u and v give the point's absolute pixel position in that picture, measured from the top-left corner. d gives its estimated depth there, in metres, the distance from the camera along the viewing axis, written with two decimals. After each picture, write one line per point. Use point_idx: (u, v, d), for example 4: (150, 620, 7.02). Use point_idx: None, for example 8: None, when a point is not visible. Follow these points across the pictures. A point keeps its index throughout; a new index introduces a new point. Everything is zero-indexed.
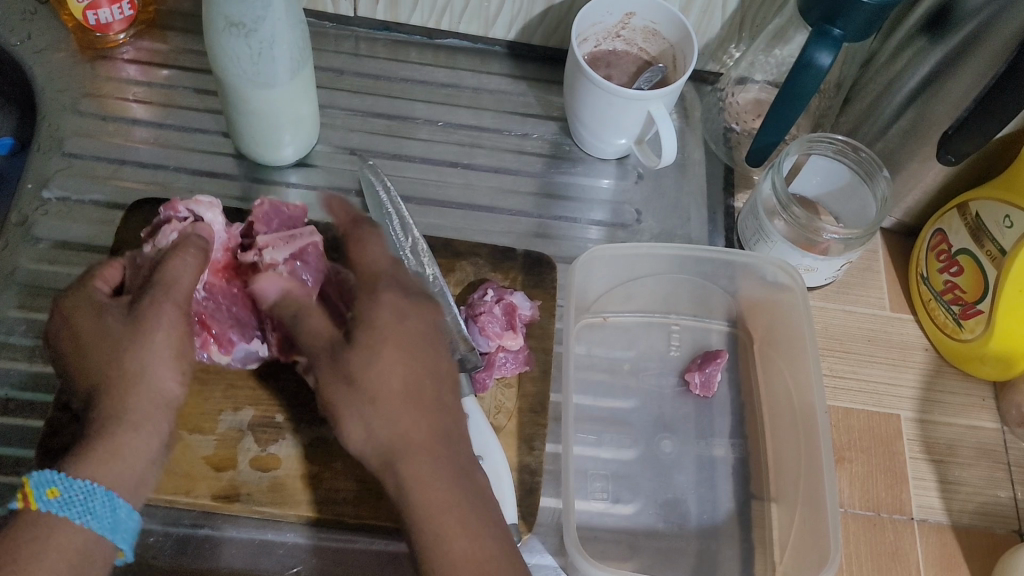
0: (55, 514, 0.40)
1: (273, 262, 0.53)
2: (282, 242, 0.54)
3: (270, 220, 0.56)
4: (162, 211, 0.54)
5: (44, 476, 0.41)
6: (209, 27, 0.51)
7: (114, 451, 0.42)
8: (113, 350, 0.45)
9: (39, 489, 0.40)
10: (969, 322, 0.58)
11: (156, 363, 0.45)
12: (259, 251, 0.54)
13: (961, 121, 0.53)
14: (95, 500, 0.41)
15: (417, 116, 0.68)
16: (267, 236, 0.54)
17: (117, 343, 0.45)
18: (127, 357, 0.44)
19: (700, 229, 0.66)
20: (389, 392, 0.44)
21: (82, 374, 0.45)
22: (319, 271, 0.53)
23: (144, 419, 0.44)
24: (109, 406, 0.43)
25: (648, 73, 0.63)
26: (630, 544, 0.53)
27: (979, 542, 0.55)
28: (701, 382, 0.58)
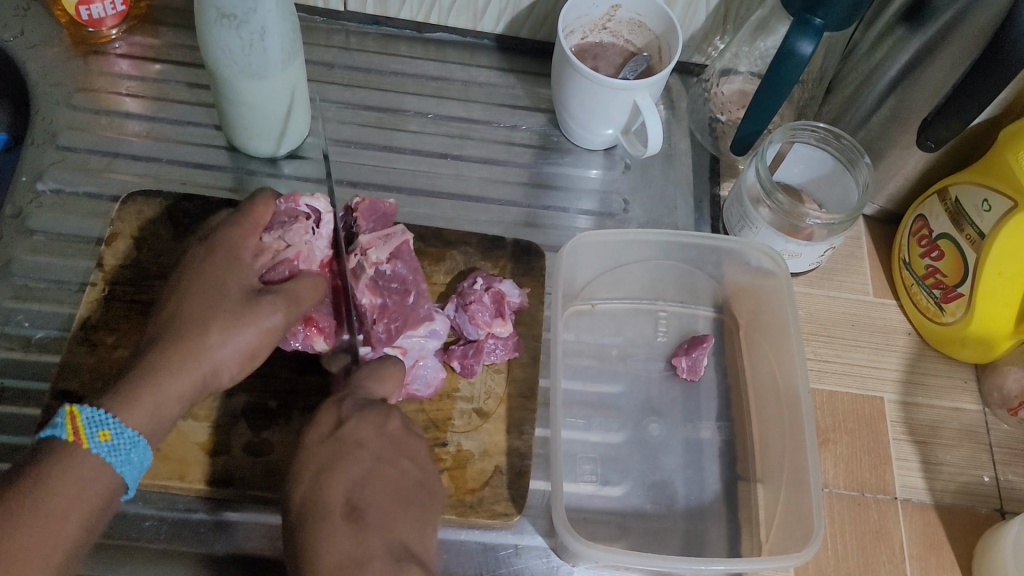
0: (100, 457, 0.42)
1: (376, 263, 0.56)
2: (382, 242, 0.56)
3: (364, 217, 0.57)
4: (282, 202, 0.55)
5: (96, 417, 0.42)
6: (201, 19, 0.52)
7: (157, 404, 0.44)
8: (207, 314, 0.47)
9: (90, 428, 0.42)
10: (950, 305, 0.59)
11: (230, 353, 0.47)
12: (362, 249, 0.56)
13: (939, 108, 0.54)
14: (136, 452, 0.43)
15: (407, 109, 0.69)
16: (366, 235, 0.56)
17: (213, 309, 0.47)
18: (212, 329, 0.46)
19: (686, 218, 0.67)
20: (352, 509, 0.41)
21: (171, 314, 0.48)
22: (414, 270, 0.57)
23: (185, 393, 0.45)
24: (170, 362, 0.45)
25: (632, 64, 0.63)
26: (620, 525, 0.54)
27: (961, 520, 0.56)
28: (688, 367, 0.59)
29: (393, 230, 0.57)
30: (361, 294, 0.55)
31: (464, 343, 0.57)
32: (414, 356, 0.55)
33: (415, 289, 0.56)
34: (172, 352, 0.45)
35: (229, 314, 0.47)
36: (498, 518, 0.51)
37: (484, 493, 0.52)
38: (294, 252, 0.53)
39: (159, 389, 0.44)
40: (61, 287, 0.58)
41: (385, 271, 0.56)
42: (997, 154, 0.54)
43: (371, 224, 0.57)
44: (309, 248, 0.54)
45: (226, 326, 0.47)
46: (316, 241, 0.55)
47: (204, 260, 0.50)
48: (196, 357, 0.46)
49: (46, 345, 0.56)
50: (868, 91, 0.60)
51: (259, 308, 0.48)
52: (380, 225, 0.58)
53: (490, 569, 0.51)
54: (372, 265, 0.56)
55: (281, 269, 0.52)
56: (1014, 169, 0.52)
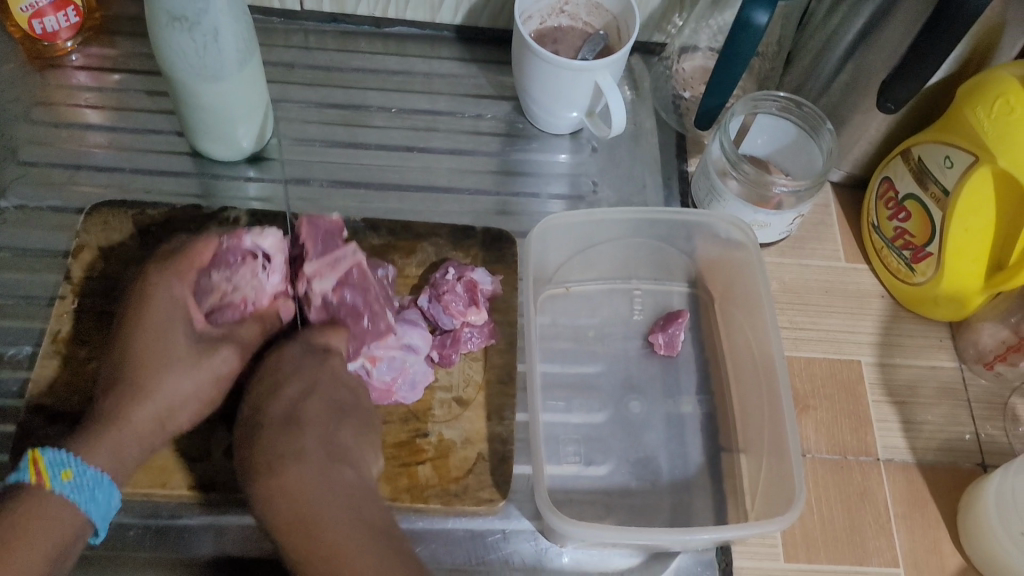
0: (65, 495, 0.45)
1: (322, 292, 0.54)
2: (328, 269, 0.54)
3: (310, 240, 0.54)
4: (226, 241, 0.53)
5: (58, 459, 0.46)
6: (153, 23, 0.52)
7: (118, 447, 0.48)
8: (161, 363, 0.50)
9: (54, 469, 0.45)
10: (921, 265, 0.59)
11: (186, 393, 0.50)
12: (307, 278, 0.54)
13: (896, 69, 0.55)
14: (99, 490, 0.46)
15: (370, 104, 0.69)
16: (312, 262, 0.54)
17: (166, 357, 0.50)
18: (168, 377, 0.49)
19: (657, 196, 0.67)
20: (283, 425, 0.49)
21: (124, 358, 0.50)
22: (366, 292, 0.54)
23: (143, 432, 0.49)
24: (126, 408, 0.49)
25: (591, 44, 0.63)
26: (606, 504, 0.54)
27: (944, 476, 0.56)
28: (666, 343, 0.59)
29: (343, 252, 0.54)
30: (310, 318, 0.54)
31: (439, 333, 0.57)
32: (395, 367, 0.54)
33: (367, 313, 0.54)
34: (132, 399, 0.49)
35: (183, 362, 0.50)
36: (483, 505, 0.51)
37: (468, 481, 0.52)
38: (240, 297, 0.52)
39: (121, 436, 0.48)
40: (29, 303, 0.58)
41: (331, 300, 0.54)
42: (956, 109, 0.54)
43: (319, 248, 0.54)
44: (257, 290, 0.53)
45: (181, 374, 0.50)
46: (267, 278, 0.53)
47: (146, 299, 0.51)
48: (155, 404, 0.49)
49: (18, 362, 0.56)
50: (828, 57, 0.61)
51: (213, 355, 0.51)
52: (330, 246, 0.55)
53: (478, 555, 0.52)
54: (317, 294, 0.53)
55: (229, 314, 0.53)
56: (972, 122, 0.52)
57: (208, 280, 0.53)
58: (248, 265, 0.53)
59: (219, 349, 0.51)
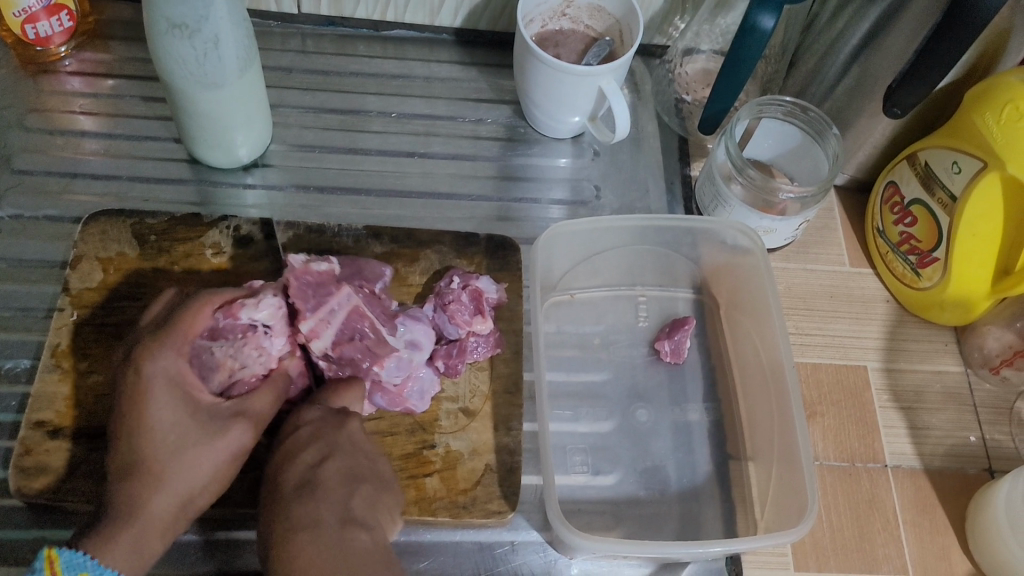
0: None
1: (321, 347, 0.52)
2: (324, 324, 0.52)
3: (299, 296, 0.52)
4: (221, 315, 0.50)
5: (74, 560, 0.41)
6: (151, 31, 0.51)
7: (133, 544, 0.43)
8: (171, 447, 0.45)
9: (67, 570, 0.41)
10: (927, 270, 0.59)
11: (200, 476, 0.45)
12: (303, 338, 0.51)
13: (903, 74, 0.54)
14: None
15: (370, 109, 0.68)
16: (308, 320, 0.51)
17: (174, 443, 0.45)
18: (180, 461, 0.45)
19: (659, 200, 0.67)
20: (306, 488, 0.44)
21: (132, 445, 0.45)
22: (365, 337, 0.53)
23: (160, 522, 0.44)
24: (139, 499, 0.44)
25: (595, 48, 0.63)
26: (614, 514, 0.53)
27: (952, 482, 0.56)
28: (672, 350, 0.59)
29: (336, 302, 0.53)
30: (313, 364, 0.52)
31: (445, 342, 0.56)
32: (403, 368, 0.54)
33: (368, 355, 0.52)
34: (143, 491, 0.44)
35: (193, 445, 0.45)
36: (492, 517, 0.51)
37: (476, 492, 0.52)
38: (249, 372, 0.50)
39: (139, 532, 0.43)
40: (27, 316, 0.57)
41: (332, 354, 0.52)
42: (964, 114, 0.54)
43: (310, 302, 0.52)
44: (263, 362, 0.51)
45: (198, 457, 0.45)
46: (271, 342, 0.51)
47: (146, 379, 0.46)
48: (169, 492, 0.44)
49: (17, 375, 0.55)
50: (833, 61, 0.60)
51: (226, 433, 0.46)
52: (321, 298, 0.53)
53: (486, 568, 0.51)
54: (315, 350, 0.51)
55: (241, 388, 0.49)
56: (981, 128, 0.52)
57: (210, 357, 0.49)
58: (248, 338, 0.50)
59: (232, 426, 0.46)
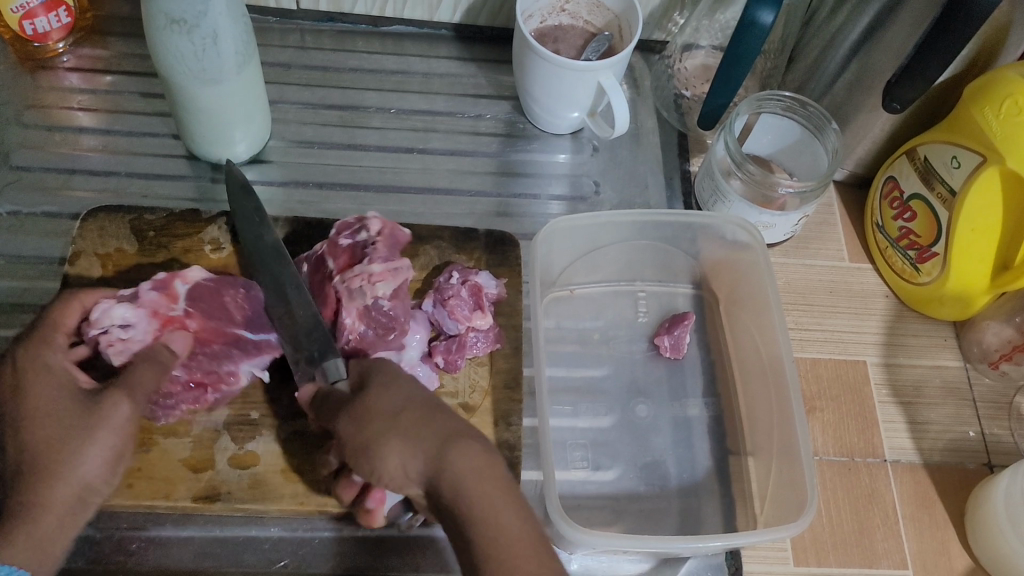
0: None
1: (379, 295, 0.54)
2: (391, 275, 0.54)
3: (381, 247, 0.55)
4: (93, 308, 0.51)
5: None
6: (150, 26, 0.50)
7: (31, 540, 0.43)
8: (53, 441, 0.45)
9: None
10: (926, 265, 0.59)
11: (90, 463, 0.45)
12: (370, 279, 0.54)
13: (902, 69, 0.54)
14: None
15: (369, 105, 0.68)
16: (379, 265, 0.54)
17: (58, 435, 0.45)
18: (68, 451, 0.45)
19: (659, 196, 0.67)
20: (418, 409, 0.44)
21: (15, 452, 0.45)
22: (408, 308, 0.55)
23: (60, 515, 0.44)
24: (34, 493, 0.44)
25: (595, 43, 0.63)
26: (614, 509, 0.53)
27: (952, 476, 0.56)
28: (671, 345, 0.59)
29: (404, 266, 0.55)
30: (348, 311, 0.54)
31: (444, 338, 0.56)
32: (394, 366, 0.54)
33: (400, 329, 0.54)
34: (39, 485, 0.44)
35: (77, 435, 0.45)
36: None
37: None
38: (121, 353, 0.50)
39: (39, 525, 0.44)
40: (25, 312, 0.57)
41: (382, 305, 0.54)
42: (963, 110, 0.54)
43: (385, 255, 0.55)
44: (131, 341, 0.50)
45: (82, 445, 0.45)
46: (132, 321, 0.51)
47: (14, 388, 0.47)
48: (64, 481, 0.45)
49: None
50: (832, 56, 0.60)
51: (100, 414, 0.46)
52: (392, 258, 0.56)
53: None
54: (373, 295, 0.54)
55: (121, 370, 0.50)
56: (979, 123, 0.52)
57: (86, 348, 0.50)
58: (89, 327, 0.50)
59: (107, 403, 0.46)
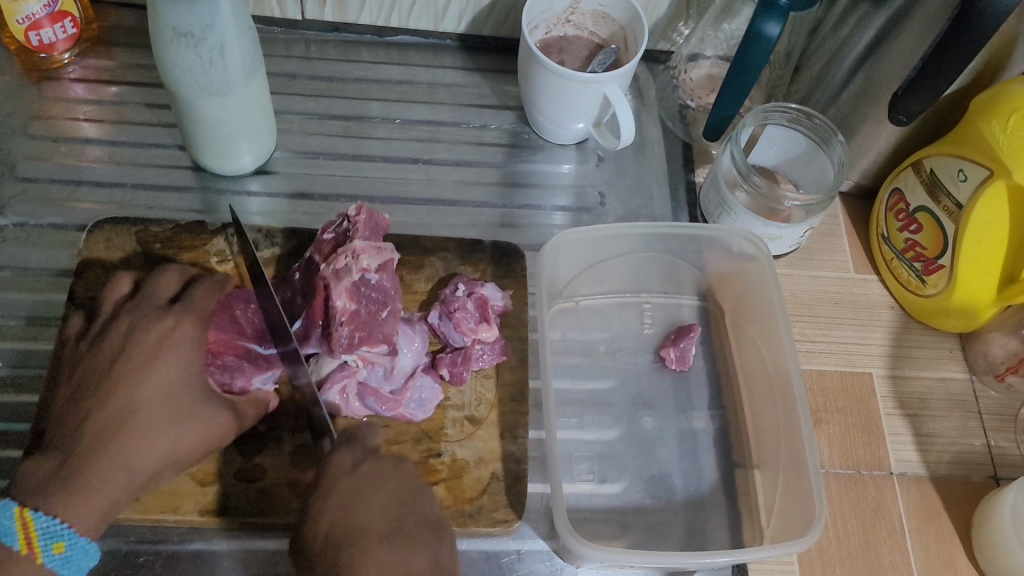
0: (52, 568, 0.44)
1: (365, 269, 0.54)
2: (374, 251, 0.55)
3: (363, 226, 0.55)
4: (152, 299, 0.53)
5: (51, 528, 0.44)
6: (157, 39, 0.50)
7: (85, 498, 0.45)
8: (159, 416, 0.48)
9: (45, 542, 0.43)
10: (932, 277, 0.59)
11: (168, 452, 0.48)
12: (353, 254, 0.54)
13: (909, 82, 0.54)
14: (75, 551, 0.44)
15: (373, 115, 0.68)
16: (360, 241, 0.54)
17: (160, 413, 0.48)
18: (161, 432, 0.47)
19: (664, 206, 0.67)
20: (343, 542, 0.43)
21: (120, 404, 0.47)
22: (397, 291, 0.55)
23: (123, 484, 0.46)
24: (118, 457, 0.46)
25: (601, 56, 0.63)
26: (620, 522, 0.53)
27: (958, 489, 0.56)
28: (677, 357, 0.59)
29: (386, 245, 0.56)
30: (337, 292, 0.53)
31: (450, 351, 0.56)
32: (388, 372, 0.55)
33: (391, 305, 0.54)
34: (120, 451, 0.46)
35: (175, 419, 0.48)
36: (499, 526, 0.51)
37: (482, 501, 0.51)
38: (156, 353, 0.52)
39: (101, 489, 0.45)
40: (32, 324, 0.57)
41: (369, 285, 0.54)
42: (970, 123, 0.54)
43: (367, 232, 0.55)
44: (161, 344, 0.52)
45: (172, 434, 0.48)
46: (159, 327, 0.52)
47: (154, 345, 0.49)
48: (146, 457, 0.47)
49: (21, 384, 0.54)
50: (837, 68, 0.60)
51: (209, 415, 0.49)
52: (373, 236, 0.56)
53: None
54: (359, 271, 0.54)
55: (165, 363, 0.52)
56: (985, 136, 0.52)
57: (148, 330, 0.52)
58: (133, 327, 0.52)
59: (218, 411, 0.50)
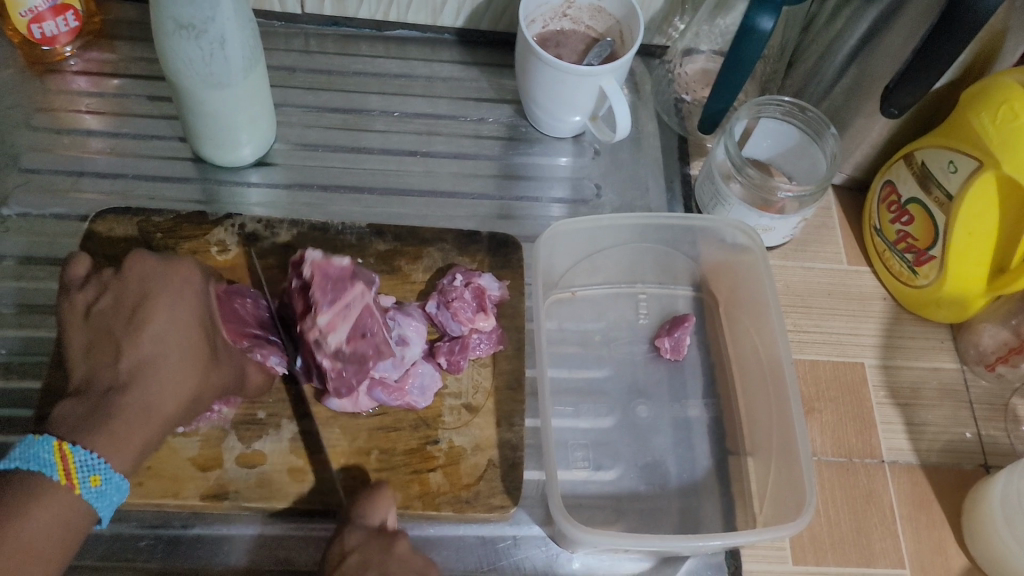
0: (87, 502, 0.43)
1: (338, 340, 0.52)
2: (341, 320, 0.52)
3: (320, 288, 0.53)
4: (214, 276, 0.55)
5: (89, 462, 0.43)
6: (158, 31, 0.51)
7: (121, 436, 0.44)
8: (180, 355, 0.47)
9: (83, 474, 0.43)
10: (923, 268, 0.60)
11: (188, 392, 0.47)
12: (320, 332, 0.52)
13: (899, 74, 0.55)
14: (108, 486, 0.43)
15: (372, 109, 0.69)
16: (325, 313, 0.52)
17: (183, 353, 0.47)
18: (183, 372, 0.47)
19: (659, 198, 0.67)
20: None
21: (148, 343, 0.47)
22: (380, 340, 0.54)
23: (150, 425, 0.45)
24: (146, 397, 0.45)
25: (597, 48, 0.63)
26: (615, 509, 0.54)
27: (948, 478, 0.57)
28: (672, 347, 0.60)
29: (352, 297, 0.53)
30: (318, 358, 0.52)
31: (447, 340, 0.57)
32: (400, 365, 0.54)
33: (374, 355, 0.53)
34: (149, 392, 0.46)
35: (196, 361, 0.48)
36: (495, 511, 0.52)
37: (479, 487, 0.52)
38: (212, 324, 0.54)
39: (133, 430, 0.44)
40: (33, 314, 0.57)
41: (345, 348, 0.53)
42: (959, 115, 0.55)
43: (328, 294, 0.53)
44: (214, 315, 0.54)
45: (193, 375, 0.48)
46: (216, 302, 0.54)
47: (173, 287, 0.49)
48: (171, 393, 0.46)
49: (25, 371, 0.55)
50: (830, 62, 0.61)
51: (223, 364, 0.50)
52: (338, 290, 0.53)
53: (490, 562, 0.52)
54: (330, 342, 0.52)
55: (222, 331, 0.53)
56: (975, 128, 0.53)
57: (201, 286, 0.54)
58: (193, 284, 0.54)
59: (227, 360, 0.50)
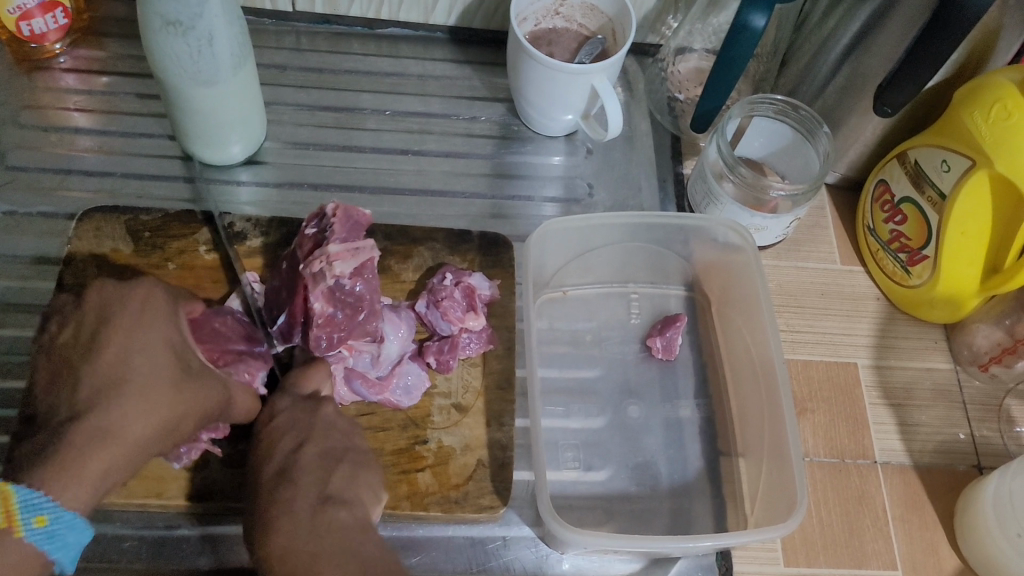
0: (35, 543, 0.40)
1: (340, 275, 0.53)
2: (350, 254, 0.54)
3: (339, 226, 0.55)
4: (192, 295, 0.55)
5: (31, 500, 0.40)
6: (145, 27, 0.51)
7: (72, 462, 0.42)
8: (139, 375, 0.45)
9: (26, 514, 0.40)
10: (916, 268, 0.59)
11: (152, 412, 0.45)
12: (326, 258, 0.53)
13: (891, 74, 0.54)
14: (58, 526, 0.41)
15: (363, 107, 0.68)
16: (336, 244, 0.54)
17: (142, 372, 0.45)
18: (143, 391, 0.45)
19: (652, 198, 0.67)
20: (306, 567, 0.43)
21: (106, 364, 0.45)
22: (375, 293, 0.55)
23: (110, 449, 0.43)
24: (103, 419, 0.43)
25: (587, 47, 0.63)
26: (605, 510, 0.54)
27: (941, 479, 0.56)
28: (663, 347, 0.59)
29: (363, 245, 0.55)
30: (314, 295, 0.53)
31: (437, 339, 0.56)
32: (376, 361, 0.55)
33: (367, 308, 0.54)
34: (105, 415, 0.44)
35: (160, 379, 0.46)
36: (484, 512, 0.51)
37: (468, 488, 0.52)
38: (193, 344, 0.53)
39: (87, 454, 0.42)
40: (19, 313, 0.57)
41: (344, 288, 0.54)
42: (953, 114, 0.54)
43: (344, 232, 0.55)
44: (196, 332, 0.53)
45: (158, 392, 0.45)
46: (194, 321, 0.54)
47: (130, 310, 0.48)
48: (131, 414, 0.44)
49: (10, 370, 0.55)
50: (823, 61, 0.61)
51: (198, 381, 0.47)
52: (352, 236, 0.55)
53: (479, 563, 0.51)
54: (334, 274, 0.53)
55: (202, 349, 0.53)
56: (968, 127, 0.53)
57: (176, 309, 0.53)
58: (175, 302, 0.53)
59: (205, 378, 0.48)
